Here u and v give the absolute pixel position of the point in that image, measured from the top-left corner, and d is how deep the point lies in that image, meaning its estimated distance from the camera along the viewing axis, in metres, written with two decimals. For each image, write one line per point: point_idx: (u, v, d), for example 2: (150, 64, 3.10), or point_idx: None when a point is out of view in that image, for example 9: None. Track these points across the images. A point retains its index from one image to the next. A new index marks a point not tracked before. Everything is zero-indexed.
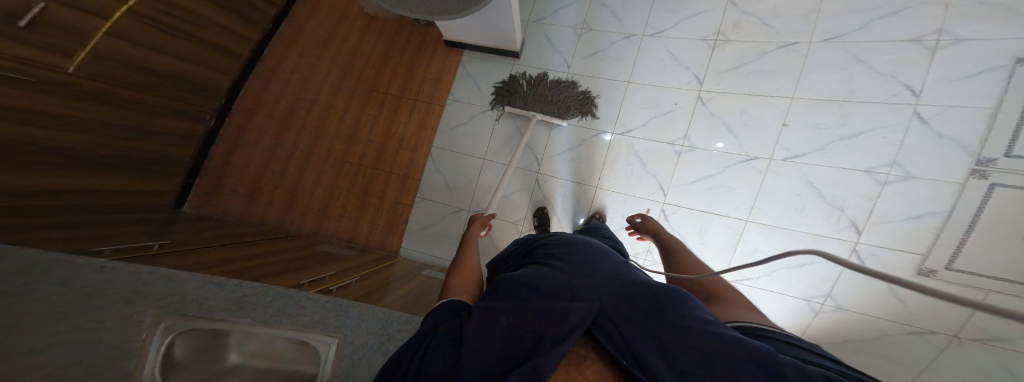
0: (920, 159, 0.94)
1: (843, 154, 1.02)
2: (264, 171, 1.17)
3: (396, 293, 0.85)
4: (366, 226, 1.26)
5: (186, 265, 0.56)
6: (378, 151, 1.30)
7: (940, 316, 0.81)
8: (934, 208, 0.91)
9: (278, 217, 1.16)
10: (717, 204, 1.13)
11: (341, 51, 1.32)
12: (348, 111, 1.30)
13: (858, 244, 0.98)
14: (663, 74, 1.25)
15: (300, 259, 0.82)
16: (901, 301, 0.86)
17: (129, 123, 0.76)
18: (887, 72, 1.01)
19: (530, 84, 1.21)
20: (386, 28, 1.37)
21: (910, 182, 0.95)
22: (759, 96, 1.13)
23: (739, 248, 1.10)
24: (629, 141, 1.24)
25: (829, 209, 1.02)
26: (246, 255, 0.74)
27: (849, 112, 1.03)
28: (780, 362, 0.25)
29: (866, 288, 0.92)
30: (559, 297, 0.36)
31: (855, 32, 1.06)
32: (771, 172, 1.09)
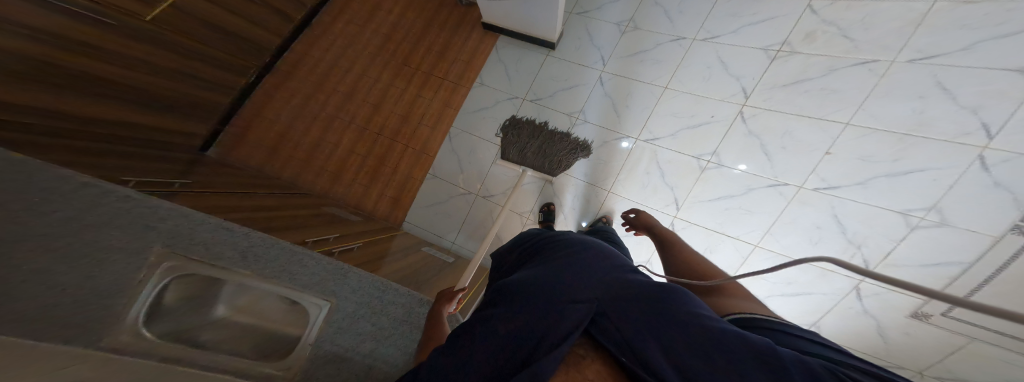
0: (966, 207, 0.88)
1: (883, 193, 0.96)
2: (327, 118, 1.32)
3: (395, 263, 0.90)
4: (375, 195, 1.31)
5: (208, 202, 0.62)
6: (399, 124, 1.35)
7: (917, 357, 0.91)
8: (957, 259, 0.88)
9: (294, 172, 1.26)
10: (730, 225, 1.11)
11: (407, 22, 1.41)
12: (376, 82, 1.37)
13: (861, 282, 0.95)
14: (708, 83, 1.18)
15: (312, 217, 0.87)
16: (886, 342, 0.93)
17: (175, 63, 0.87)
18: (968, 106, 0.88)
19: (535, 132, 1.08)
20: (427, 5, 1.43)
21: (944, 229, 0.90)
22: (808, 118, 1.05)
23: (743, 269, 1.10)
24: (653, 149, 1.19)
25: (846, 245, 1.00)
26: (268, 205, 0.79)
27: (908, 147, 0.94)
28: (787, 354, 0.24)
29: (855, 323, 0.96)
30: (553, 293, 0.33)
31: (954, 54, 0.90)
32: (797, 201, 1.05)
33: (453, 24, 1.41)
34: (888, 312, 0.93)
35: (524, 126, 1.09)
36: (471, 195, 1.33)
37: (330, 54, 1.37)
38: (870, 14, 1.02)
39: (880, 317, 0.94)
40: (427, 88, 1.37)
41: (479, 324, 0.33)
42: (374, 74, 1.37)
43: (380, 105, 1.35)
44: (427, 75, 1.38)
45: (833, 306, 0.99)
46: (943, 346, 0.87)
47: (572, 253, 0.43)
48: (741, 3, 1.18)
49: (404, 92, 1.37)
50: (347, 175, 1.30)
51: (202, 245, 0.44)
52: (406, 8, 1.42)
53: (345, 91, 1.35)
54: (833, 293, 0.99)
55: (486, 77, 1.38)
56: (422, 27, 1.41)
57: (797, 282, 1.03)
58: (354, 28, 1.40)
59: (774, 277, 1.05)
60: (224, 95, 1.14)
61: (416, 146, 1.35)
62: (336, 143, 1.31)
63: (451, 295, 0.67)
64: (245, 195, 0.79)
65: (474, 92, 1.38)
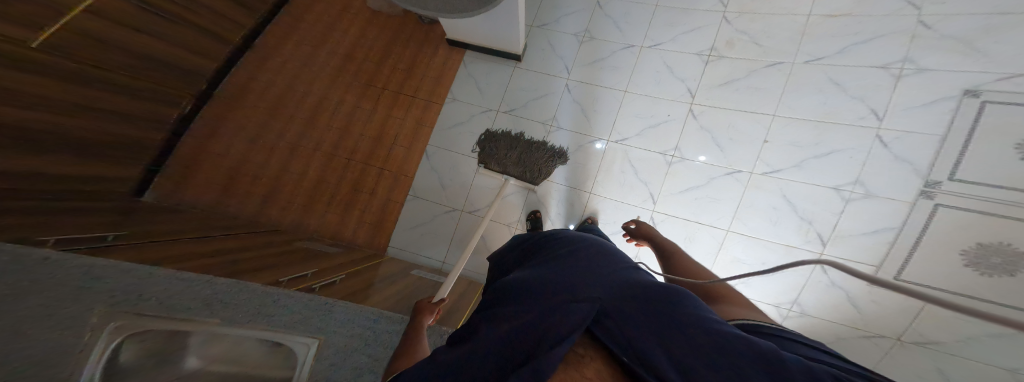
0: (880, 179, 1.06)
1: (816, 172, 1.12)
2: (290, 147, 1.21)
3: (385, 291, 0.84)
4: (353, 223, 1.24)
5: (161, 254, 0.53)
6: (370, 148, 1.30)
7: (889, 324, 0.99)
8: (889, 225, 1.03)
9: (256, 209, 1.10)
10: (703, 214, 1.19)
11: (367, 42, 1.39)
12: (340, 105, 1.31)
13: (823, 255, 1.09)
14: (660, 85, 1.29)
15: (283, 255, 0.79)
16: (859, 312, 1.02)
17: (108, 104, 0.77)
18: (857, 96, 1.11)
19: (513, 143, 1.11)
20: (388, 24, 1.42)
21: (871, 200, 1.06)
22: (746, 112, 1.20)
23: (721, 255, 1.16)
24: (624, 150, 1.26)
25: (801, 222, 1.12)
26: (232, 248, 0.71)
27: (823, 132, 1.12)
28: (788, 359, 0.24)
29: (828, 298, 1.07)
30: (557, 293, 0.33)
31: (834, 56, 1.15)
32: (752, 186, 1.16)
33: (417, 43, 1.42)
34: (851, 282, 1.04)
35: (502, 138, 1.12)
36: (457, 212, 1.31)
37: (284, 77, 1.24)
38: (770, 25, 1.23)
39: (845, 288, 1.05)
40: (398, 108, 1.36)
41: (479, 329, 0.32)
42: (337, 97, 1.31)
43: (347, 129, 1.30)
44: (395, 95, 1.37)
45: (805, 282, 1.09)
46: (907, 309, 0.97)
47: (573, 253, 0.43)
48: (673, 14, 1.33)
49: (373, 113, 1.34)
50: (319, 205, 1.21)
51: (155, 300, 0.38)
52: (364, 29, 1.40)
53: (307, 117, 1.26)
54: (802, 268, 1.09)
55: (458, 92, 1.40)
56: (384, 46, 1.40)
57: (771, 262, 1.12)
58: (305, 50, 1.31)
59: (750, 258, 1.14)
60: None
61: (393, 168, 1.31)
62: (303, 173, 1.21)
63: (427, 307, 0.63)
64: (204, 241, 0.70)
65: (447, 108, 1.39)
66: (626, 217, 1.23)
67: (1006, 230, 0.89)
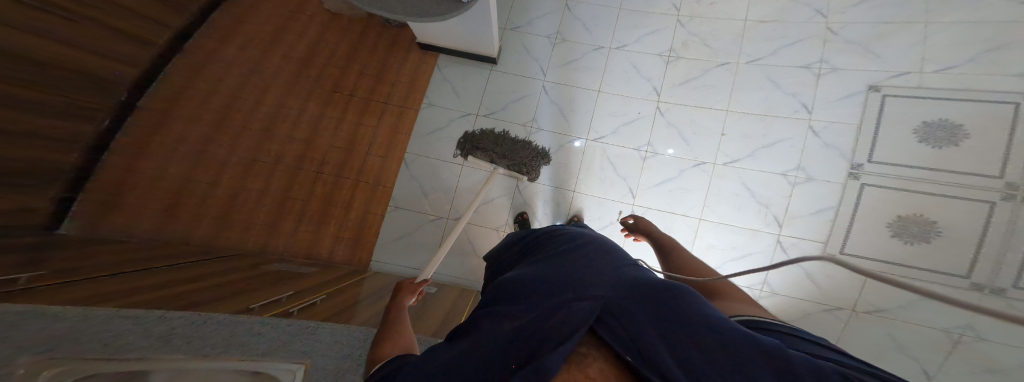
0: (818, 164, 1.20)
1: (767, 159, 1.23)
2: (245, 162, 1.00)
3: (371, 308, 0.79)
4: (329, 240, 1.16)
5: (113, 292, 0.47)
6: (342, 158, 1.21)
7: (842, 296, 1.11)
8: (830, 204, 1.17)
9: (206, 236, 0.88)
10: (676, 204, 1.25)
11: (331, 45, 1.27)
12: (304, 113, 1.15)
13: (781, 236, 1.19)
14: (629, 84, 1.35)
15: (248, 279, 0.71)
16: (818, 287, 1.13)
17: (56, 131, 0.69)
18: (791, 92, 1.25)
19: (495, 140, 1.09)
20: (351, 27, 1.32)
21: (813, 183, 1.19)
22: (704, 108, 1.29)
23: (696, 243, 1.23)
24: (602, 147, 1.31)
25: (759, 207, 1.21)
26: (196, 276, 0.64)
27: (769, 124, 1.24)
28: (796, 359, 0.22)
29: (792, 275, 1.16)
30: (558, 294, 0.32)
31: (769, 57, 1.29)
32: (716, 175, 1.25)
33: (387, 46, 1.36)
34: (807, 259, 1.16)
35: (484, 137, 1.09)
36: (443, 219, 1.30)
37: (227, 80, 1.01)
38: (716, 28, 1.34)
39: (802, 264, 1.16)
40: (368, 117, 1.28)
41: (478, 327, 0.31)
42: (298, 104, 1.14)
43: (314, 140, 1.16)
44: (365, 102, 1.28)
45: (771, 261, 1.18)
46: (855, 281, 1.10)
47: (572, 253, 0.43)
48: (635, 17, 1.41)
49: (340, 123, 1.22)
50: (285, 226, 1.06)
51: (96, 343, 0.32)
52: (321, 33, 1.26)
53: (261, 127, 1.05)
54: (765, 250, 1.19)
55: (435, 98, 1.38)
56: (348, 49, 1.30)
57: (738, 246, 1.20)
58: (253, 55, 1.09)
59: (721, 243, 1.21)
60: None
61: (370, 180, 1.26)
62: (264, 190, 1.03)
63: (411, 288, 0.62)
64: (177, 267, 0.65)
65: (424, 113, 1.36)
66: (609, 213, 1.26)
67: (913, 202, 1.08)
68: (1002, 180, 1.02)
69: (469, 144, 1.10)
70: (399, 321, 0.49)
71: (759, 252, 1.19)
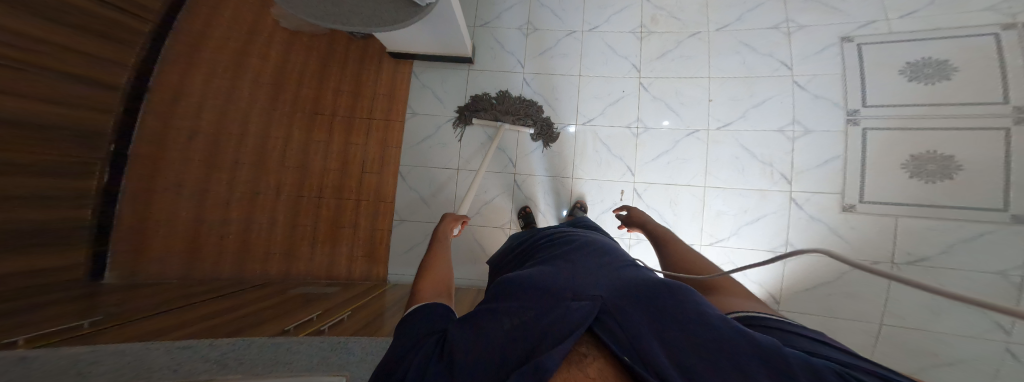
0: (812, 116, 1.18)
1: (759, 119, 1.22)
2: (248, 197, 1.01)
3: (393, 319, 0.81)
4: (344, 260, 1.21)
5: (155, 330, 0.51)
6: (339, 180, 1.24)
7: (879, 249, 1.09)
8: (835, 154, 1.15)
9: (233, 271, 0.93)
10: (678, 176, 1.25)
11: (297, 66, 1.19)
12: (291, 141, 1.14)
13: (794, 193, 1.18)
14: (608, 65, 1.35)
15: (280, 304, 0.75)
16: (845, 240, 1.12)
17: None
18: (766, 53, 1.24)
19: (490, 105, 1.32)
20: (315, 44, 1.25)
21: (811, 135, 1.18)
22: (686, 78, 1.28)
23: (706, 212, 1.22)
24: (593, 130, 1.31)
25: (762, 167, 1.20)
26: (232, 306, 0.68)
27: (752, 85, 1.24)
28: (791, 357, 0.22)
29: (813, 231, 1.15)
30: (559, 296, 0.34)
31: (736, 23, 1.28)
32: (712, 141, 1.24)
33: (354, 63, 1.33)
34: (827, 213, 1.14)
35: (482, 105, 1.33)
36: None
37: (209, 112, 0.92)
38: None
39: (824, 219, 1.14)
40: (354, 135, 1.29)
41: (478, 322, 0.32)
42: (282, 133, 1.11)
43: (307, 164, 1.17)
44: (348, 120, 1.28)
45: (788, 220, 1.17)
46: (883, 231, 1.09)
47: (571, 255, 0.45)
48: None
49: (328, 146, 1.23)
50: (302, 252, 1.13)
51: (167, 371, 0.40)
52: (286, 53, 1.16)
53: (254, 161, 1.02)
54: (780, 210, 1.18)
55: (418, 107, 1.39)
56: (318, 67, 1.25)
57: (750, 209, 1.20)
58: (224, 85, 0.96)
59: (731, 208, 1.21)
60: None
61: (370, 196, 1.29)
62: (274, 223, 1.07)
63: (455, 220, 0.79)
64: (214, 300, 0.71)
65: (410, 123, 1.38)
66: (611, 194, 1.27)
67: (925, 140, 1.07)
68: (1009, 105, 1.02)
69: (470, 109, 1.34)
70: (442, 241, 0.66)
71: (776, 211, 1.19)
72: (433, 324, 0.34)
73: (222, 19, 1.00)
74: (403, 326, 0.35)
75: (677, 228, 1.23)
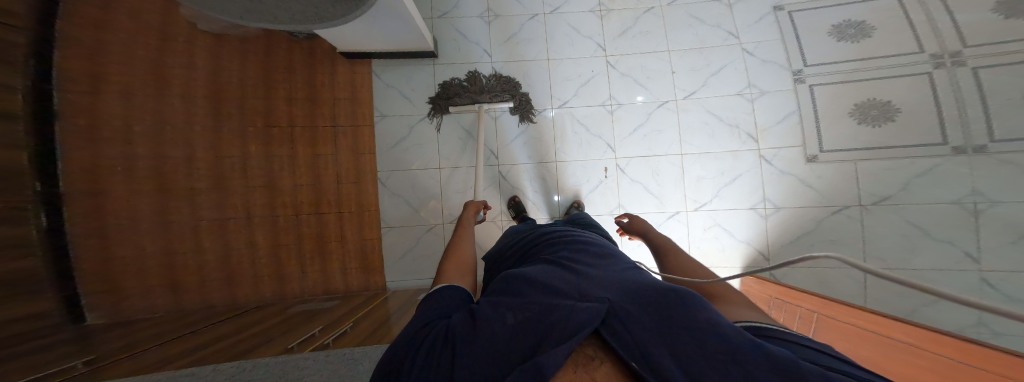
0: (765, 78, 1.30)
1: (719, 85, 1.31)
2: (215, 224, 0.94)
3: (400, 323, 0.83)
4: (338, 273, 1.21)
5: (155, 363, 0.52)
6: (314, 196, 1.20)
7: (844, 193, 1.18)
8: (791, 110, 1.28)
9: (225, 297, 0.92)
10: (655, 147, 1.31)
11: (236, 76, 1.07)
12: (250, 158, 1.06)
13: (762, 151, 1.28)
14: (574, 46, 1.36)
15: (278, 325, 0.75)
16: (814, 190, 1.22)
17: None
18: (715, 24, 1.35)
19: (462, 89, 1.31)
20: (251, 49, 1.12)
21: (766, 96, 1.30)
22: (649, 53, 1.34)
23: (687, 178, 1.30)
24: (569, 112, 1.33)
25: (730, 129, 1.29)
26: (229, 332, 0.69)
27: (708, 55, 1.33)
28: (804, 367, 0.21)
29: (786, 185, 1.25)
30: (566, 296, 0.35)
31: None
32: (681, 110, 1.31)
33: (303, 66, 1.25)
34: (795, 167, 1.25)
35: (453, 89, 1.31)
36: (438, 226, 1.32)
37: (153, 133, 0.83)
38: None
39: (794, 172, 1.25)
40: (321, 145, 1.25)
41: (485, 314, 0.33)
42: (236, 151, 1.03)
43: (274, 184, 1.12)
44: (311, 131, 1.24)
45: (761, 176, 1.27)
46: (846, 177, 1.18)
47: (575, 257, 0.46)
48: None
49: (293, 160, 1.18)
50: (290, 272, 1.11)
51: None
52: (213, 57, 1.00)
53: (212, 184, 0.94)
54: (754, 168, 1.28)
55: (384, 108, 1.36)
56: (261, 75, 1.15)
57: (727, 171, 1.29)
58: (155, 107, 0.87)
59: (709, 172, 1.29)
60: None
61: (352, 209, 1.26)
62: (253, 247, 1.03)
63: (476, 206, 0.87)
64: (205, 331, 0.70)
65: (380, 126, 1.35)
66: (595, 173, 1.31)
67: (866, 89, 1.13)
68: (925, 53, 1.04)
69: (442, 97, 1.33)
70: (465, 223, 0.75)
71: (750, 170, 1.28)
72: (440, 313, 0.36)
73: None
74: (421, 307, 0.38)
75: (663, 197, 1.29)
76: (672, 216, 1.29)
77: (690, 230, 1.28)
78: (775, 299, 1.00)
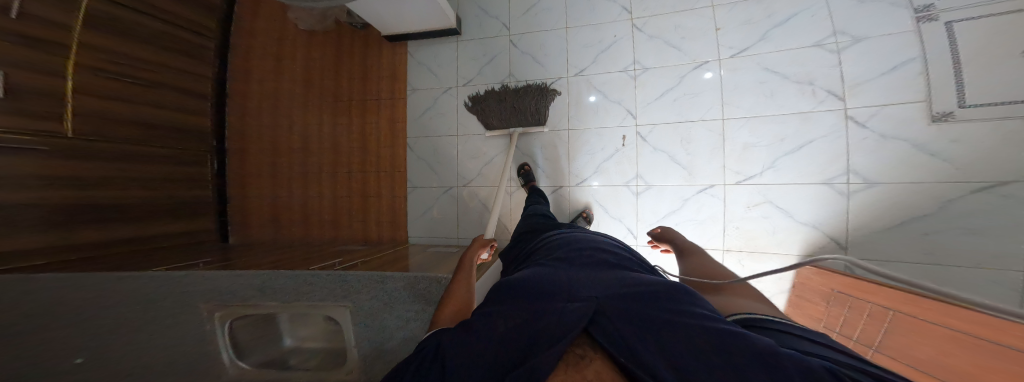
0: (859, 22, 1.01)
1: (783, 38, 1.06)
2: (303, 176, 1.33)
3: (415, 259, 0.97)
4: (374, 225, 1.36)
5: (253, 265, 0.79)
6: (362, 157, 1.35)
7: (996, 163, 0.88)
8: (905, 58, 0.97)
9: (302, 233, 1.33)
10: (689, 111, 1.14)
11: (316, 61, 1.34)
12: (323, 126, 1.34)
13: (850, 111, 1.01)
14: (596, 11, 1.22)
15: (316, 257, 0.92)
16: (942, 159, 0.92)
17: (120, 152, 0.94)
18: None
19: (500, 97, 1.24)
20: (327, 41, 1.34)
21: (861, 43, 1.00)
22: (685, 11, 1.14)
23: (728, 146, 1.11)
24: (587, 79, 1.22)
25: (800, 87, 1.05)
26: (292, 258, 0.89)
27: (770, 3, 1.08)
28: (781, 363, 0.23)
29: (886, 153, 0.97)
30: (556, 297, 0.35)
31: None
32: (726, 70, 1.11)
33: (360, 52, 1.35)
34: (909, 128, 0.96)
35: (489, 97, 1.26)
36: (452, 189, 1.36)
37: (263, 114, 1.33)
38: None
39: (904, 137, 0.96)
40: (369, 115, 1.36)
41: (476, 319, 0.34)
42: (315, 120, 1.34)
43: (337, 146, 1.34)
44: (363, 103, 1.35)
45: (845, 143, 1.01)
46: (990, 142, 0.88)
47: (567, 257, 0.48)
48: None
49: (351, 125, 1.34)
50: (343, 219, 1.34)
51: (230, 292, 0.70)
52: (308, 47, 1.34)
53: (300, 146, 1.34)
54: (835, 132, 1.02)
55: (417, 82, 1.38)
56: (333, 62, 1.34)
57: (789, 137, 1.06)
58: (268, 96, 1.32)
59: (761, 140, 1.08)
60: (201, 187, 1.20)
61: (387, 169, 1.36)
62: (322, 194, 1.33)
63: (484, 243, 0.74)
64: (279, 256, 0.91)
65: (412, 100, 1.38)
66: (612, 142, 1.21)
67: None
68: None
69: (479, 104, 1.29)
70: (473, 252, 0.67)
71: (828, 135, 1.03)
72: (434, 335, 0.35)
73: (259, 33, 1.32)
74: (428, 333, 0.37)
75: (693, 168, 1.14)
76: (704, 190, 1.13)
77: (727, 207, 1.11)
78: (836, 293, 0.85)
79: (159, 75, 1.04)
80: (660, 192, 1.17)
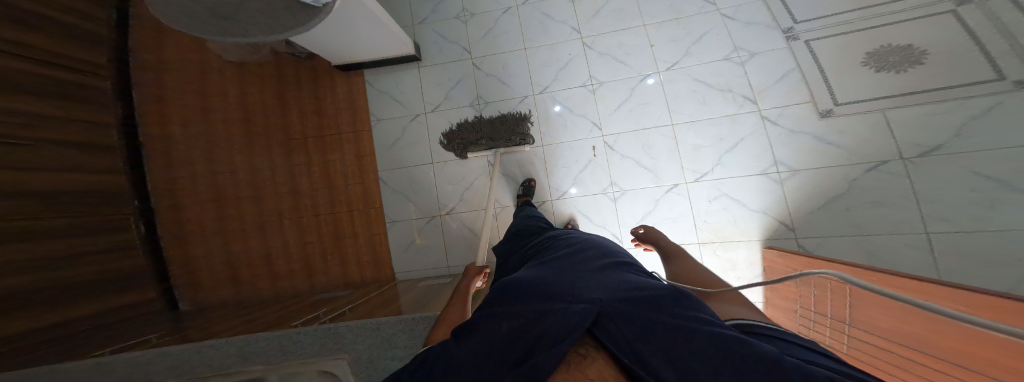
0: (753, 37, 1.25)
1: (701, 53, 1.27)
2: (257, 225, 1.17)
3: (408, 296, 0.89)
4: (354, 265, 1.26)
5: (214, 331, 0.66)
6: (329, 197, 1.26)
7: (874, 148, 1.09)
8: (790, 67, 1.21)
9: (268, 287, 1.15)
10: (643, 120, 1.27)
11: (257, 94, 1.24)
12: (276, 167, 1.22)
13: (764, 112, 1.21)
14: (548, 32, 1.36)
15: (290, 310, 0.81)
16: (839, 147, 1.13)
17: (45, 228, 0.76)
18: None
19: (477, 129, 1.30)
20: (261, 70, 1.25)
21: (756, 57, 1.24)
22: (624, 30, 1.32)
23: (682, 148, 1.24)
24: (551, 96, 1.32)
25: (723, 94, 1.24)
26: (256, 318, 0.75)
27: (687, 24, 1.30)
28: (786, 364, 0.21)
29: (798, 146, 1.16)
30: (559, 298, 0.34)
31: None
32: (666, 82, 1.28)
33: (309, 85, 1.32)
34: (808, 125, 1.16)
35: (465, 129, 1.31)
36: (436, 218, 1.33)
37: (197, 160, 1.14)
38: None
39: (807, 131, 1.16)
40: (330, 147, 1.30)
41: (477, 326, 0.33)
42: (266, 161, 1.22)
43: (296, 184, 1.23)
44: (320, 137, 1.30)
45: (767, 139, 1.20)
46: (866, 128, 1.10)
47: (569, 262, 0.47)
48: None
49: (308, 160, 1.26)
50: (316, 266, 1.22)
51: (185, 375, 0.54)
52: (240, 81, 1.22)
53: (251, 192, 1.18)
54: (756, 130, 1.21)
55: (379, 112, 1.39)
56: (274, 91, 1.26)
57: (726, 137, 1.23)
58: (199, 133, 1.14)
59: (704, 140, 1.24)
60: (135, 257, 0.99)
61: (358, 207, 1.31)
62: (285, 243, 1.19)
63: (477, 271, 0.78)
64: (237, 319, 0.77)
65: (378, 129, 1.38)
66: (583, 153, 1.29)
67: (876, 38, 1.13)
68: None
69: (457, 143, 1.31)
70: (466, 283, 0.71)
71: (753, 134, 1.21)
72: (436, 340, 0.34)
73: (171, 67, 1.14)
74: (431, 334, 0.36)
75: (657, 170, 1.25)
76: (670, 190, 1.24)
77: (693, 203, 1.22)
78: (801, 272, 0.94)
79: (68, 131, 0.88)
80: (634, 195, 1.25)
